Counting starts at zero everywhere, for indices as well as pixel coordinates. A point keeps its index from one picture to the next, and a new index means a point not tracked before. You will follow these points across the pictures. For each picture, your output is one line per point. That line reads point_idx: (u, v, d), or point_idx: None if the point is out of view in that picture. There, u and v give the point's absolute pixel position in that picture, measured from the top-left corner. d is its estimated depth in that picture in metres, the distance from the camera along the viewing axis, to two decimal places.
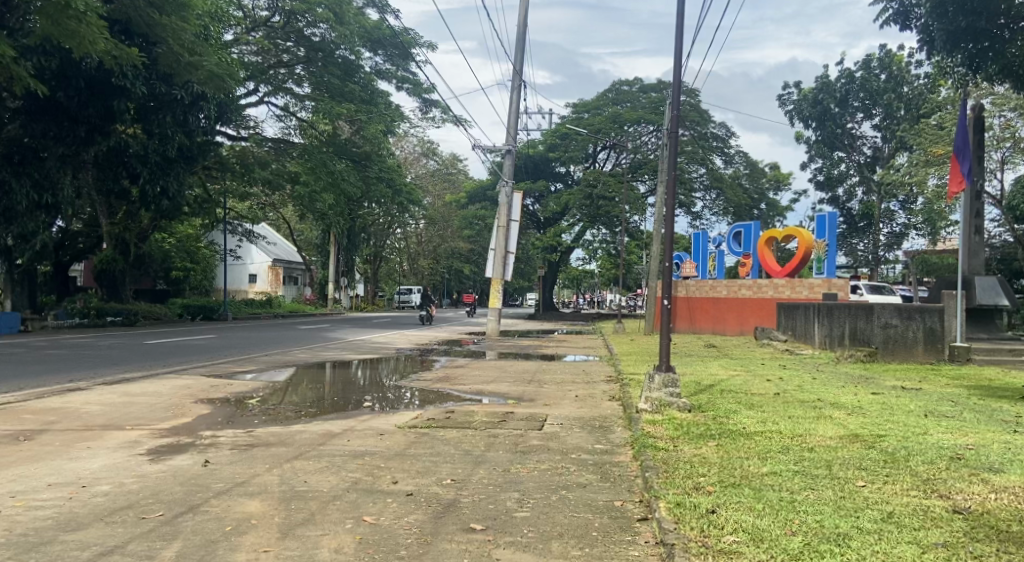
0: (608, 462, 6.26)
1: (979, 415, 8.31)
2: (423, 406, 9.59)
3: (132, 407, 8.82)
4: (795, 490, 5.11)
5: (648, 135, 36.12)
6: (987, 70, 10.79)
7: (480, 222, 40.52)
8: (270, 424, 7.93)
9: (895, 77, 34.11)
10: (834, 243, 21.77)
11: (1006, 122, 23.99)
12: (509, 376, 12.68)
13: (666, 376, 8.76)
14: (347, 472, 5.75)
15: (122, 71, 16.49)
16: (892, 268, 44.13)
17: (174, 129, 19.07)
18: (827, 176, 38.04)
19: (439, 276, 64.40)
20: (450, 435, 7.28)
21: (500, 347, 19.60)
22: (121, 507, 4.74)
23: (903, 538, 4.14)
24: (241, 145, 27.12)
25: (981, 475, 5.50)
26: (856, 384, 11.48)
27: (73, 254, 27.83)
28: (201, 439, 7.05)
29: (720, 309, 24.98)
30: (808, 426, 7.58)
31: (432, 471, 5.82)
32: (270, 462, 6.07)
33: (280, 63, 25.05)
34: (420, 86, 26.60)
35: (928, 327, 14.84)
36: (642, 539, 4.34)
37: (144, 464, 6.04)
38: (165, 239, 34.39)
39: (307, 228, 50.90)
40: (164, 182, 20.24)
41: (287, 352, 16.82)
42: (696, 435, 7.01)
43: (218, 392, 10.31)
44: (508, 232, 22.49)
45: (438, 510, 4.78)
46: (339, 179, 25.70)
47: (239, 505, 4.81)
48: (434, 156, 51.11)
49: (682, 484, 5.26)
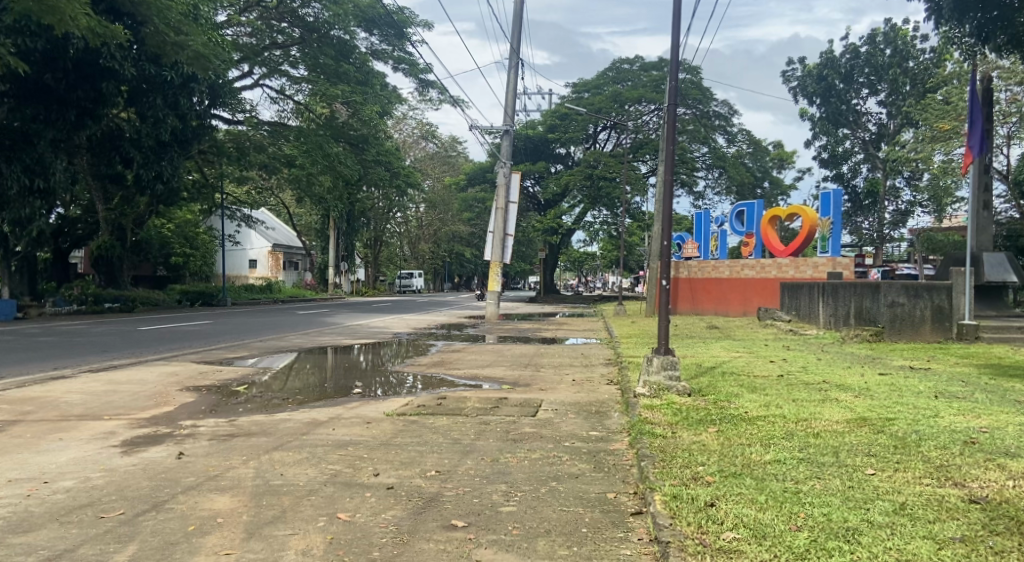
0: (602, 450, 5.96)
1: (992, 396, 7.99)
2: (419, 391, 9.29)
3: (113, 396, 8.53)
4: (800, 480, 4.81)
5: (649, 115, 35.64)
6: (996, 41, 10.36)
7: (479, 205, 40.21)
8: (254, 413, 7.64)
9: (901, 51, 33.41)
10: (839, 221, 21.31)
11: (1013, 96, 23.76)
12: (506, 360, 12.43)
13: (666, 359, 8.38)
14: (327, 464, 5.43)
15: (110, 52, 16.36)
16: (896, 246, 43.90)
17: (166, 111, 18.84)
18: (831, 154, 37.24)
19: (439, 259, 64.13)
20: (440, 423, 6.99)
21: (499, 330, 19.35)
22: (79, 506, 4.49)
23: (917, 533, 3.83)
24: (237, 128, 26.56)
25: (998, 460, 5.18)
26: (862, 364, 11.22)
27: (72, 241, 27.40)
28: (180, 429, 6.77)
29: (723, 290, 24.64)
30: (814, 410, 7.25)
31: (417, 461, 5.54)
32: (247, 454, 5.77)
33: (275, 44, 24.48)
34: (417, 66, 26.03)
35: (936, 305, 14.68)
36: (634, 536, 4.03)
37: (114, 457, 5.73)
38: (164, 226, 34.03)
39: (306, 213, 50.58)
40: (158, 167, 19.97)
41: (282, 338, 16.50)
42: (695, 421, 6.71)
43: (205, 380, 10.00)
44: (508, 214, 22.04)
45: (418, 505, 4.48)
46: (335, 161, 25.24)
47: (207, 501, 4.53)
48: (434, 140, 50.43)
49: (680, 474, 4.96)
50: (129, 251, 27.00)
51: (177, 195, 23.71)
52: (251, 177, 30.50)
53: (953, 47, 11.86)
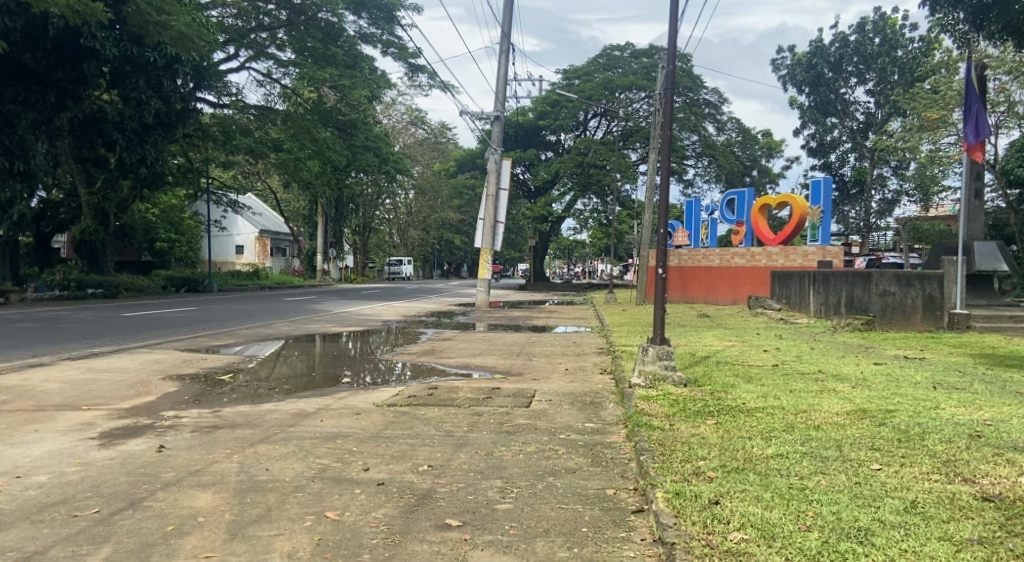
0: (599, 443, 5.78)
1: (991, 387, 7.87)
2: (409, 381, 9.10)
3: (92, 385, 8.27)
4: (805, 475, 4.64)
5: (639, 102, 35.46)
6: (988, 28, 9.95)
7: (469, 191, 39.88)
8: (239, 402, 7.42)
9: (890, 40, 33.53)
10: (828, 209, 21.21)
11: (1001, 86, 23.71)
12: (497, 349, 12.23)
13: (661, 348, 8.20)
14: (314, 458, 5.22)
15: (91, 31, 16.08)
16: (884, 235, 44.07)
17: (149, 93, 18.41)
18: (820, 143, 37.14)
19: (428, 245, 63.67)
20: (432, 414, 6.79)
21: (489, 317, 19.17)
22: (52, 503, 4.27)
23: (932, 533, 3.68)
24: (222, 111, 26.04)
25: (1006, 455, 5.04)
26: (856, 354, 11.10)
27: (55, 225, 26.84)
28: (161, 421, 6.52)
29: (713, 278, 24.52)
30: (812, 401, 7.11)
31: (408, 455, 5.33)
32: (231, 447, 5.55)
33: (261, 26, 23.99)
34: (405, 50, 25.59)
35: (927, 294, 14.52)
36: (637, 536, 3.85)
37: (91, 450, 5.50)
38: (149, 211, 33.46)
39: (294, 198, 50.03)
40: (142, 150, 19.59)
41: (269, 325, 16.20)
42: (694, 412, 6.54)
43: (188, 368, 9.74)
44: (499, 201, 21.74)
45: (411, 502, 4.28)
46: (323, 146, 24.86)
47: (187, 498, 4.31)
48: (423, 126, 49.98)
49: (681, 469, 4.78)
50: (111, 236, 26.49)
51: (161, 180, 23.22)
52: (237, 161, 30.02)
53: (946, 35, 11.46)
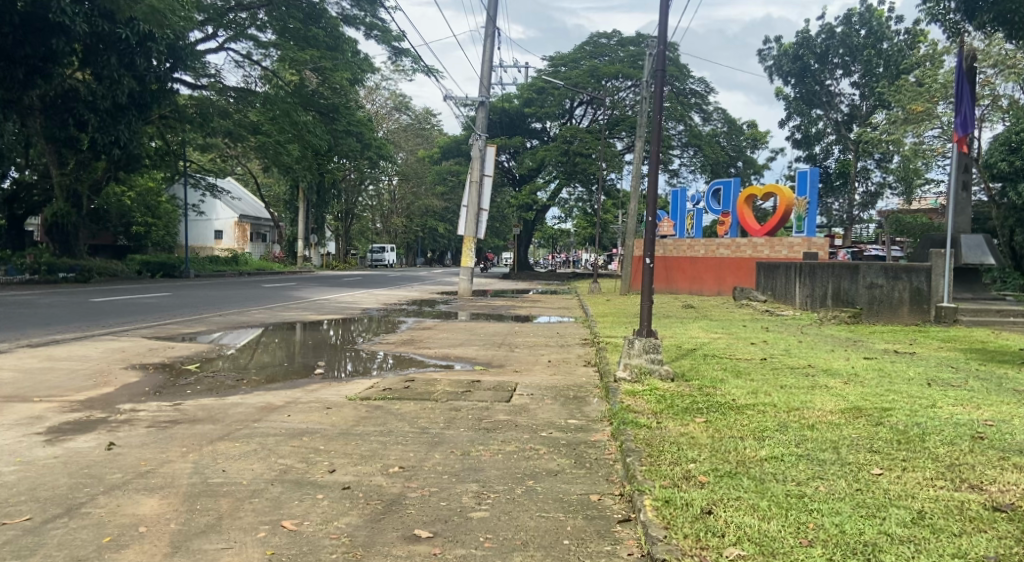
0: (582, 442, 5.45)
1: (986, 384, 7.61)
2: (384, 372, 8.71)
3: (49, 375, 7.82)
4: (802, 481, 4.33)
5: (626, 91, 35.19)
6: (980, 17, 9.19)
7: (453, 178, 39.33)
8: (203, 395, 7.01)
9: (876, 32, 33.42)
10: (815, 200, 20.89)
11: (988, 79, 23.53)
12: (478, 339, 11.85)
13: (648, 341, 7.88)
14: (276, 458, 4.84)
15: (60, 6, 15.44)
16: (866, 227, 43.98)
17: (121, 71, 17.80)
18: (804, 135, 36.82)
19: (411, 233, 63.13)
20: (406, 409, 6.41)
21: (472, 306, 18.80)
22: None
23: (945, 550, 3.38)
24: (199, 93, 25.26)
25: (1011, 459, 4.77)
26: (845, 348, 10.82)
27: (27, 207, 26.02)
28: (116, 415, 6.10)
29: (698, 269, 24.26)
30: (804, 398, 6.80)
31: (378, 455, 4.97)
32: (187, 445, 5.14)
33: (240, 6, 23.07)
34: (389, 32, 24.92)
35: (915, 286, 14.23)
36: (624, 551, 3.52)
37: (35, 447, 5.08)
38: (125, 194, 32.65)
39: (275, 184, 49.26)
40: (115, 131, 18.94)
41: (243, 312, 15.69)
42: (681, 410, 6.20)
43: (153, 357, 9.28)
44: (482, 188, 21.27)
45: (377, 510, 3.91)
46: (303, 130, 24.28)
47: (132, 504, 3.92)
48: (407, 112, 49.29)
49: (669, 472, 4.45)
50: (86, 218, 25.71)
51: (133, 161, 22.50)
52: (216, 144, 29.31)
53: (937, 23, 10.76)
